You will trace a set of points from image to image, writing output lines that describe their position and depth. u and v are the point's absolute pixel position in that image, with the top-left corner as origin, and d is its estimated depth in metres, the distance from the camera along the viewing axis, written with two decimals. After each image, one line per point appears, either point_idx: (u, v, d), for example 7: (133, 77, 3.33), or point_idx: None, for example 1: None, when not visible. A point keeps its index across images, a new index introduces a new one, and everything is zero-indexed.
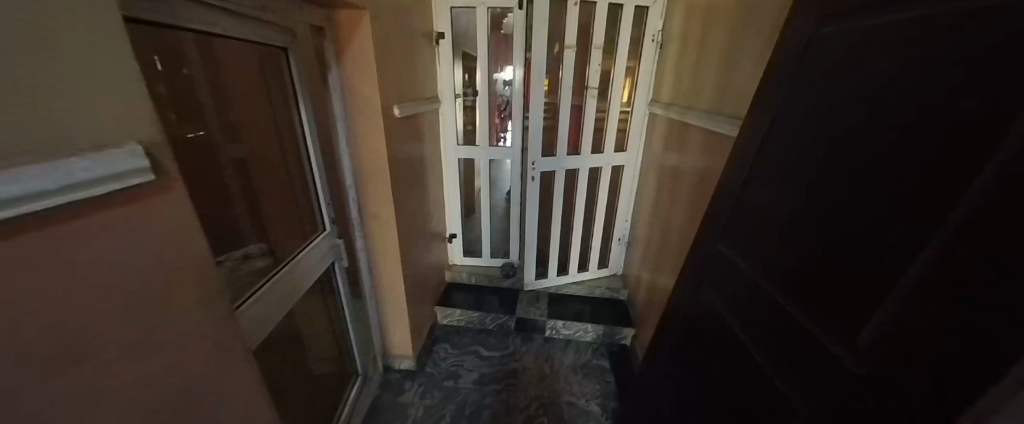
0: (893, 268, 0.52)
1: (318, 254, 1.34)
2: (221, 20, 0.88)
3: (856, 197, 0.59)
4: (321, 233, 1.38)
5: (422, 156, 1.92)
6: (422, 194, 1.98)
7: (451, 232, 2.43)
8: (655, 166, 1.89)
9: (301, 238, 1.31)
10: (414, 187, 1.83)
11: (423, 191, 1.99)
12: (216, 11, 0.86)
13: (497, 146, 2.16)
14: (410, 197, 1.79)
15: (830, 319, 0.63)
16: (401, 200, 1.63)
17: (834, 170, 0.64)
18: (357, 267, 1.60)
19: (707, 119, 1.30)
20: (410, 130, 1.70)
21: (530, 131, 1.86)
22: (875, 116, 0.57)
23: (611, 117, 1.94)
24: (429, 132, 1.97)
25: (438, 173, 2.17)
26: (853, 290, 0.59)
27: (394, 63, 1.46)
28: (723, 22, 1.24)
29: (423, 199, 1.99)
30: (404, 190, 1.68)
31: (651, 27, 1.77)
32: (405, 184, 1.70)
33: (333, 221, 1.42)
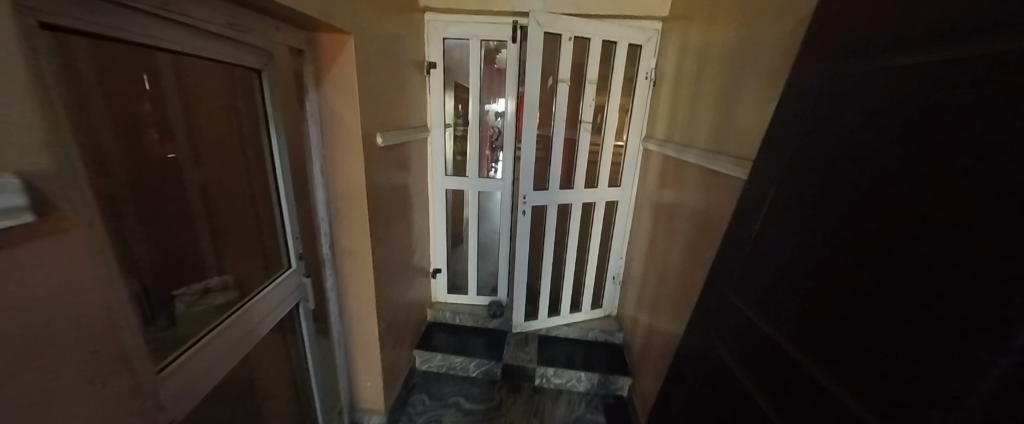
0: (938, 331, 0.41)
1: (282, 292, 1.18)
2: (194, 41, 0.80)
3: (885, 240, 0.49)
4: (287, 271, 1.22)
5: (407, 187, 1.81)
6: (405, 227, 1.85)
7: (435, 267, 2.28)
8: (650, 204, 1.83)
9: (265, 274, 1.15)
10: (395, 220, 1.70)
11: (406, 223, 1.86)
12: (195, 32, 0.80)
13: (487, 178, 2.08)
14: (391, 231, 1.66)
15: (852, 386, 0.51)
16: (380, 234, 1.50)
17: (858, 209, 0.54)
18: (326, 308, 1.43)
19: (705, 157, 1.24)
20: (394, 159, 1.60)
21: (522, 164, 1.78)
22: (907, 150, 0.48)
23: (604, 151, 1.89)
24: (415, 163, 1.87)
25: (424, 205, 2.06)
26: (884, 353, 0.47)
27: (381, 90, 1.39)
28: (717, 61, 1.22)
29: (405, 232, 1.86)
30: (384, 224, 1.55)
31: (644, 65, 1.78)
32: (386, 217, 1.57)
33: (300, 256, 1.26)
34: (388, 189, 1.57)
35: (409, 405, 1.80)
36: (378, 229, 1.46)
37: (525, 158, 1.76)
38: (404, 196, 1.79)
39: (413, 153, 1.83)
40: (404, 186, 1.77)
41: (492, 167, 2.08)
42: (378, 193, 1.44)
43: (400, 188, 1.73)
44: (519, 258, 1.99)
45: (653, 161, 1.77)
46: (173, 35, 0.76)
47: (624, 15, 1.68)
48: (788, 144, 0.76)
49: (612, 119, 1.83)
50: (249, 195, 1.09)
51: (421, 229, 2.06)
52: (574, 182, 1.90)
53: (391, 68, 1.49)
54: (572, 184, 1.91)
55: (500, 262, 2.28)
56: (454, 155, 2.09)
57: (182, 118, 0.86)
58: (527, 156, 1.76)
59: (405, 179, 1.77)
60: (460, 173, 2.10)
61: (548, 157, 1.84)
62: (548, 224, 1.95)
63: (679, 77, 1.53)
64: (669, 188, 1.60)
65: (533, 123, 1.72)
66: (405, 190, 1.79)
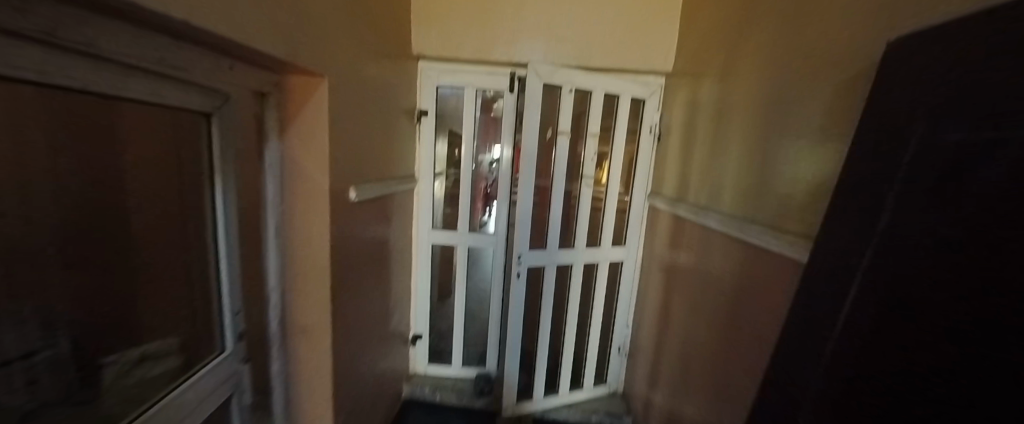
0: None
1: (219, 375, 0.91)
2: (119, 79, 0.61)
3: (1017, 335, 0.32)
4: (219, 356, 0.92)
5: (386, 242, 1.60)
6: (381, 289, 1.61)
7: (415, 332, 1.98)
8: (660, 268, 1.63)
9: (194, 358, 0.86)
10: (368, 283, 1.46)
11: (383, 285, 1.62)
12: (121, 69, 0.61)
13: (478, 233, 1.89)
14: (363, 295, 1.42)
15: None
16: (347, 303, 1.26)
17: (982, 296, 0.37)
18: (269, 399, 1.14)
19: (728, 224, 1.07)
20: (373, 214, 1.42)
21: (517, 221, 1.59)
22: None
23: (607, 208, 1.73)
24: (398, 216, 1.68)
25: (405, 262, 1.82)
26: None
27: (362, 139, 1.24)
28: (738, 118, 1.10)
29: (381, 295, 1.61)
30: (355, 288, 1.32)
31: (648, 119, 1.69)
32: (357, 281, 1.34)
33: (238, 335, 0.98)
34: (363, 248, 1.36)
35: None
36: (344, 297, 1.22)
37: (521, 212, 1.58)
38: (381, 253, 1.57)
39: (395, 205, 1.64)
40: (382, 242, 1.56)
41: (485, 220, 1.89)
42: (349, 254, 1.22)
43: (378, 245, 1.52)
44: (513, 325, 1.73)
45: (663, 221, 1.60)
46: (91, 74, 0.56)
47: (626, 69, 1.62)
48: (861, 223, 0.58)
49: (614, 174, 1.70)
50: (180, 261, 0.82)
51: (400, 290, 1.81)
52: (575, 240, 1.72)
53: (376, 115, 1.35)
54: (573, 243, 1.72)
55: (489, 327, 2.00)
56: (442, 207, 1.90)
57: (118, 167, 0.66)
58: (523, 211, 1.59)
59: (384, 234, 1.57)
60: (448, 226, 1.90)
61: (546, 212, 1.67)
62: (546, 286, 1.72)
63: (689, 131, 1.42)
64: (684, 253, 1.41)
65: (530, 177, 1.57)
66: (383, 246, 1.58)
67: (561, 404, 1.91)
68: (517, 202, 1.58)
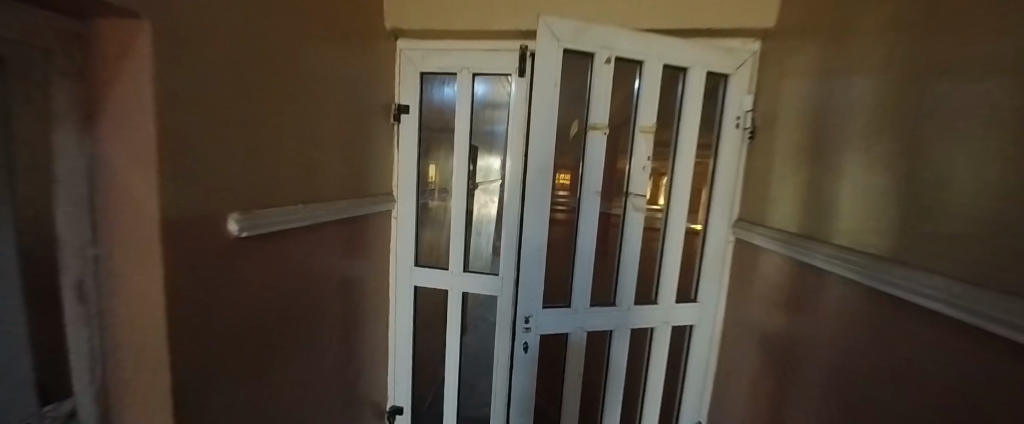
0: None
1: None
2: None
3: None
4: None
5: (344, 288, 1.14)
6: (334, 356, 1.13)
7: (394, 404, 1.46)
8: (762, 347, 1.00)
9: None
10: (300, 354, 0.98)
11: (338, 350, 1.14)
12: None
13: (478, 273, 1.35)
14: (289, 374, 0.94)
15: None
16: (239, 399, 0.78)
17: None
18: None
19: (987, 303, 0.46)
20: (310, 250, 0.95)
21: (523, 265, 1.07)
22: None
23: (669, 243, 1.14)
24: (364, 251, 1.21)
25: (378, 307, 1.35)
26: None
27: (282, 138, 0.80)
28: (990, 65, 0.50)
29: (336, 364, 1.14)
30: (262, 369, 0.84)
31: (733, 107, 1.11)
32: (270, 358, 0.86)
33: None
34: (286, 303, 0.89)
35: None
36: (228, 393, 0.74)
37: (531, 251, 1.06)
38: (333, 304, 1.09)
39: (359, 235, 1.17)
40: (333, 289, 1.09)
41: (488, 255, 1.37)
42: (242, 320, 0.76)
43: (323, 293, 1.05)
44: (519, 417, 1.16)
45: (769, 270, 0.98)
46: None
47: (697, 31, 1.06)
48: None
49: (678, 191, 1.12)
50: None
51: (369, 346, 1.32)
52: (616, 293, 1.13)
53: (316, 103, 0.91)
54: (613, 297, 1.14)
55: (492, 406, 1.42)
56: (432, 236, 1.41)
57: None
58: (532, 249, 1.06)
59: (338, 278, 1.10)
60: (439, 262, 1.40)
61: (570, 247, 1.12)
62: (572, 363, 1.13)
63: (826, 120, 0.82)
64: (826, 334, 0.79)
65: (543, 200, 1.05)
66: (336, 294, 1.11)
67: None
68: (522, 238, 1.07)
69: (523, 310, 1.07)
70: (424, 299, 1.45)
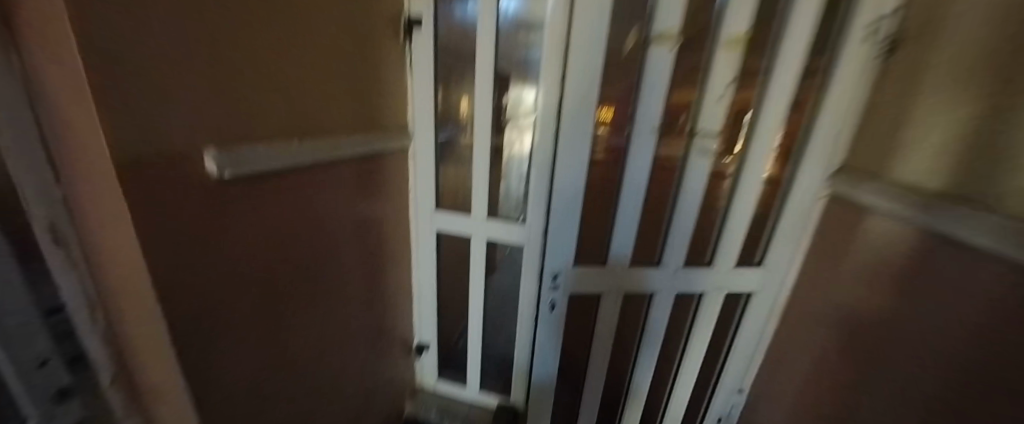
0: None
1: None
2: None
3: None
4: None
5: (360, 232, 1.05)
6: (358, 300, 1.10)
7: (420, 342, 1.48)
8: (847, 328, 0.81)
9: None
10: (323, 303, 0.93)
11: (360, 294, 1.11)
12: None
13: (503, 220, 1.22)
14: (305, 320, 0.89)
15: None
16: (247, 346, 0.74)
17: None
18: None
19: None
20: (316, 193, 0.85)
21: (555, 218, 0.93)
22: None
23: (742, 196, 0.92)
24: (380, 193, 1.12)
25: (400, 251, 1.28)
26: None
27: (268, 55, 0.65)
28: None
29: (359, 307, 1.10)
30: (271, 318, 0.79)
31: (870, 7, 0.77)
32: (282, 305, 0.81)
33: (54, 397, 0.46)
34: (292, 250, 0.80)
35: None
36: (243, 343, 0.70)
37: (563, 203, 0.92)
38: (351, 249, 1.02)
39: (374, 176, 1.06)
40: (348, 234, 1.00)
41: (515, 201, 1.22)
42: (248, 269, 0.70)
43: (338, 238, 0.97)
44: (542, 369, 1.13)
45: (875, 239, 0.77)
46: None
47: None
48: None
49: (766, 131, 0.87)
50: None
51: (394, 288, 1.29)
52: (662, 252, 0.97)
53: (304, 10, 0.72)
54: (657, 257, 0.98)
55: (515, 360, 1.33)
56: (454, 178, 1.28)
57: None
58: (564, 200, 0.92)
59: (353, 221, 1.01)
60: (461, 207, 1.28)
61: (614, 197, 0.94)
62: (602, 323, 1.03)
63: None
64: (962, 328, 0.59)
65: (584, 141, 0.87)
66: (353, 238, 1.03)
67: None
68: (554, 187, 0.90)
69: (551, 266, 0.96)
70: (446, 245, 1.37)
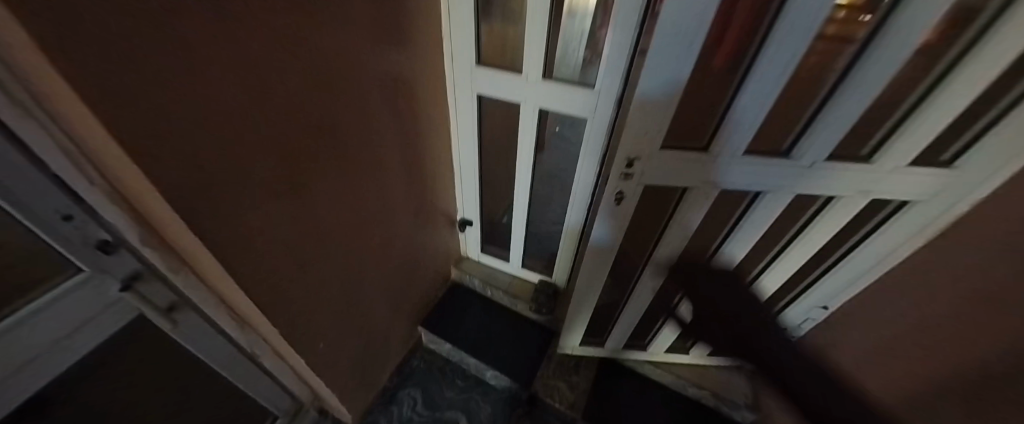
0: None
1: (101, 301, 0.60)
2: None
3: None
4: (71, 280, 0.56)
5: (377, 87, 0.81)
6: (385, 171, 0.96)
7: (463, 217, 1.39)
8: None
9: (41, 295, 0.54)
10: (342, 164, 0.78)
11: (388, 165, 0.95)
12: None
13: (567, 83, 0.87)
14: (321, 192, 0.76)
15: None
16: (253, 223, 0.63)
17: None
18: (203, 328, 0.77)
19: None
20: (297, 21, 0.56)
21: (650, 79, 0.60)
22: None
23: (1000, 45, 0.48)
24: (400, 32, 0.81)
25: (432, 114, 1.05)
26: None
27: None
28: None
29: (387, 179, 0.97)
30: (273, 191, 0.65)
31: None
32: (285, 177, 0.66)
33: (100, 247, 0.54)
34: (276, 108, 0.58)
35: (393, 406, 1.24)
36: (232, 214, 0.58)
37: (665, 52, 0.56)
38: (369, 111, 0.80)
39: (390, 4, 0.74)
40: (360, 89, 0.75)
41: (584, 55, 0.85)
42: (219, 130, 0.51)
43: (346, 94, 0.73)
44: (591, 267, 0.98)
45: None
46: None
47: None
48: None
49: None
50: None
51: (429, 158, 1.12)
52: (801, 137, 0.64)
53: None
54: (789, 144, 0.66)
55: (566, 241, 1.23)
56: (503, 17, 0.90)
57: None
58: (673, 42, 0.55)
59: (365, 71, 0.75)
60: (510, 63, 0.93)
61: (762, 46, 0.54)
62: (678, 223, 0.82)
63: None
64: None
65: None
66: (370, 95, 0.79)
67: (658, 360, 1.20)
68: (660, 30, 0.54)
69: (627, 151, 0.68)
70: (488, 112, 1.07)
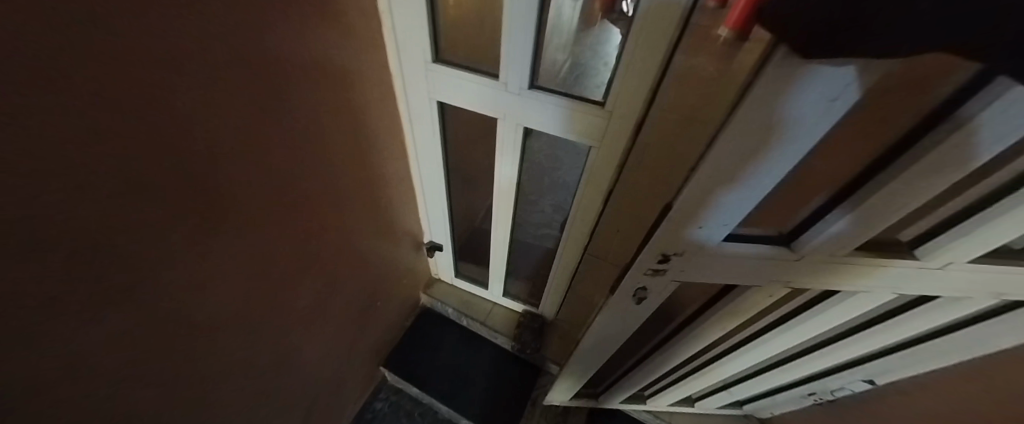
0: None
1: None
2: None
3: None
4: None
5: (291, 114, 0.52)
6: (319, 219, 0.70)
7: (432, 240, 1.14)
8: None
9: None
10: (239, 234, 0.52)
11: (322, 208, 0.69)
12: None
13: (567, 100, 0.59)
14: (199, 283, 0.50)
15: None
16: (54, 370, 0.38)
17: None
18: None
19: None
20: (75, 33, 0.27)
21: (708, 154, 0.30)
22: None
23: None
24: (320, 21, 0.51)
25: (380, 129, 0.76)
26: None
27: None
28: None
29: (323, 226, 0.71)
30: (87, 317, 0.38)
31: None
32: (118, 288, 0.40)
33: None
34: (47, 201, 0.30)
35: None
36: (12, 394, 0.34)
37: (790, 114, 0.24)
38: (281, 152, 0.53)
39: None
40: (253, 125, 0.47)
41: (578, 44, 0.63)
42: None
43: (226, 140, 0.44)
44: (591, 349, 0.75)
45: None
46: None
47: None
48: None
49: None
50: None
51: (382, 181, 0.85)
52: (948, 228, 0.35)
53: None
54: (914, 235, 0.38)
55: (556, 275, 1.03)
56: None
57: None
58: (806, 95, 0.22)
59: (265, 98, 0.46)
60: (490, 69, 0.64)
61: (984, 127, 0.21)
62: (713, 318, 0.57)
63: None
64: None
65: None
66: (280, 131, 0.52)
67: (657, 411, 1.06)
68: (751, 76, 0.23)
69: (670, 229, 0.39)
70: (454, 123, 0.79)
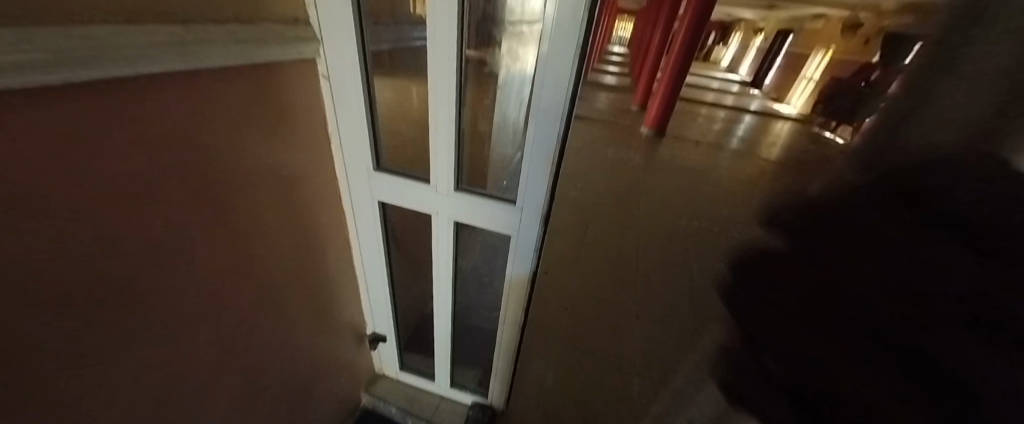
0: None
1: None
2: None
3: None
4: None
5: (228, 221, 0.59)
6: (249, 319, 0.70)
7: (374, 332, 1.12)
8: None
9: None
10: (155, 337, 0.53)
11: (254, 307, 0.70)
12: None
13: (484, 199, 0.73)
14: (108, 393, 0.48)
15: None
16: None
17: None
18: None
19: None
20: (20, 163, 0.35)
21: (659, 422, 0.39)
22: None
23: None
24: (267, 145, 0.63)
25: (325, 229, 0.83)
26: None
27: None
28: None
29: (252, 326, 0.71)
30: None
31: None
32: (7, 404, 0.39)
33: None
34: None
35: None
36: None
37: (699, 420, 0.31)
38: (213, 255, 0.58)
39: (240, 122, 0.57)
40: (184, 226, 0.53)
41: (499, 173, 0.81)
42: None
43: (153, 242, 0.49)
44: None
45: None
46: None
47: None
48: None
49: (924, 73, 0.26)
50: None
51: (324, 277, 0.88)
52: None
53: None
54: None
55: (499, 361, 1.04)
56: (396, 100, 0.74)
57: None
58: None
59: (203, 209, 0.54)
60: (419, 174, 0.78)
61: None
62: None
63: None
64: None
65: (564, 66, 0.55)
66: (214, 235, 0.57)
67: None
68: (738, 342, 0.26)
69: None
70: (394, 220, 0.88)
